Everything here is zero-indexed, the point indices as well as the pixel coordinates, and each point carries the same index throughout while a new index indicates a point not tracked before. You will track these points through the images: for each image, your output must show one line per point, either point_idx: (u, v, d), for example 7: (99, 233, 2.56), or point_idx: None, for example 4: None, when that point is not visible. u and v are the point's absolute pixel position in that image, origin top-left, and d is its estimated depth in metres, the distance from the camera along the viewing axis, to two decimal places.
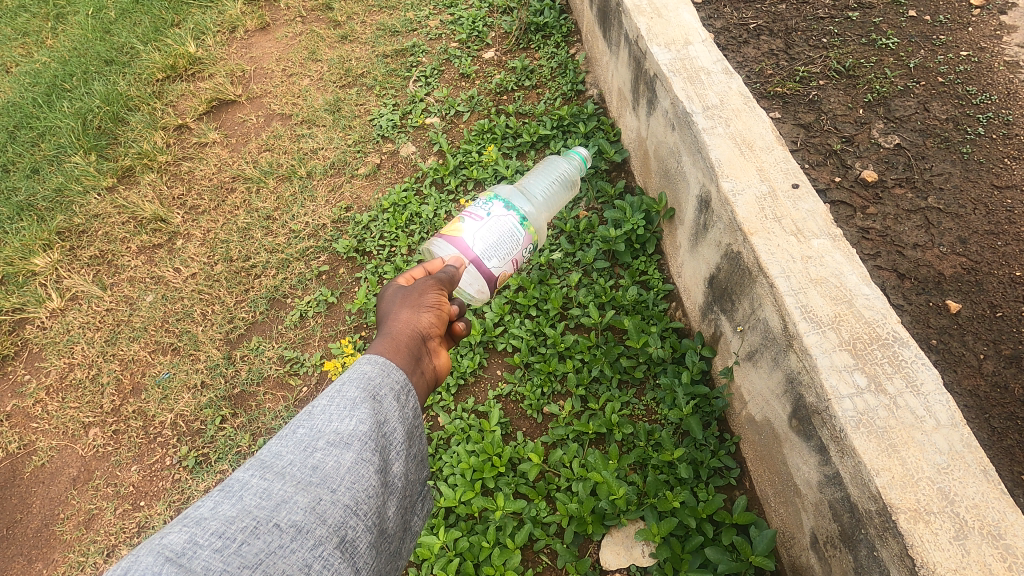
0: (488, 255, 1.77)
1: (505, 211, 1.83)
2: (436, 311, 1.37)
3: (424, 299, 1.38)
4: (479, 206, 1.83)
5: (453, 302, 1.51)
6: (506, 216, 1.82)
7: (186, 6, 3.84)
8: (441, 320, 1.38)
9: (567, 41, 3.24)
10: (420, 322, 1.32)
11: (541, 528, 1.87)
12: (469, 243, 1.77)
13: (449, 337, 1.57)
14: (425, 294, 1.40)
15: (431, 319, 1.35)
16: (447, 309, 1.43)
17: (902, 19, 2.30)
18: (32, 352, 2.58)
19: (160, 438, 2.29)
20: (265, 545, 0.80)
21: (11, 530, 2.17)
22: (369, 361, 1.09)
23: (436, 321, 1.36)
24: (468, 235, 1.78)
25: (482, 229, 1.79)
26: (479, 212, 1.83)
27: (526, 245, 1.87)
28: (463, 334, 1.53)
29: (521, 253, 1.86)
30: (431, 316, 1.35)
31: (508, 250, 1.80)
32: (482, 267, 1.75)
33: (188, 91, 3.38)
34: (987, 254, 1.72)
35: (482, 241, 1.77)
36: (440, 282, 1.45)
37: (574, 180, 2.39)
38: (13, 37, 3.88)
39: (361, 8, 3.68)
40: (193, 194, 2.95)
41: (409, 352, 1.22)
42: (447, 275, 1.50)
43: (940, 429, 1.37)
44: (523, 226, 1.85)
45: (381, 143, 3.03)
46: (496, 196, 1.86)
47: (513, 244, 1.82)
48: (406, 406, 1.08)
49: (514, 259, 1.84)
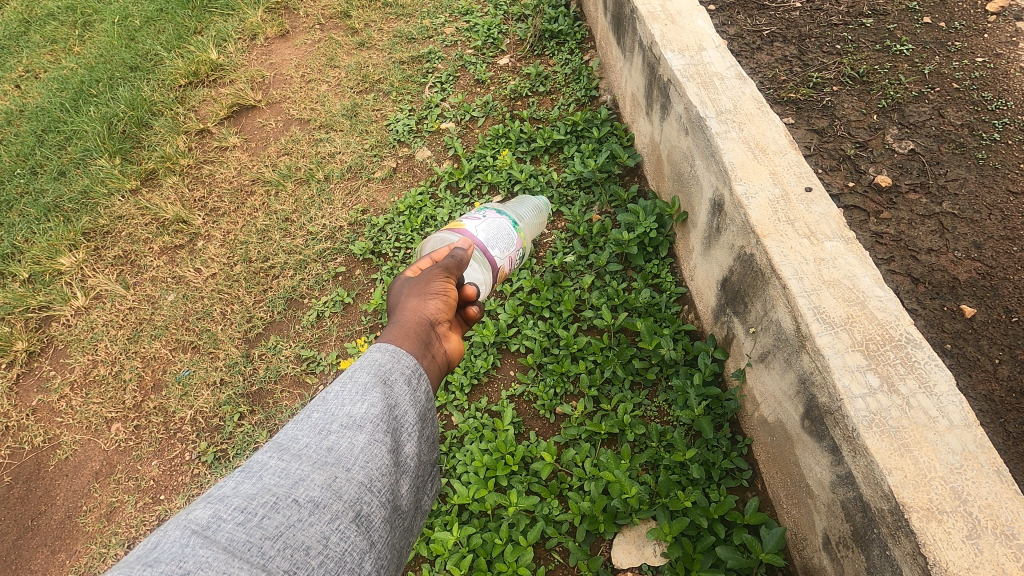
0: (491, 244, 1.81)
1: (498, 215, 1.89)
2: (443, 297, 1.40)
3: (430, 287, 1.42)
4: (472, 211, 1.88)
5: (462, 287, 1.53)
6: (499, 217, 1.88)
7: (208, 14, 3.93)
8: (449, 305, 1.41)
9: (581, 48, 3.28)
10: (428, 308, 1.35)
11: (552, 526, 1.89)
12: (473, 231, 1.80)
13: (462, 322, 1.60)
14: (432, 281, 1.43)
15: (439, 305, 1.38)
16: (455, 295, 1.46)
17: (917, 26, 2.31)
18: (57, 349, 2.64)
19: (181, 434, 2.34)
20: (284, 519, 0.83)
21: (36, 521, 2.22)
22: (380, 349, 1.12)
23: (444, 306, 1.40)
24: (471, 227, 1.81)
25: (482, 225, 1.83)
26: (474, 215, 1.88)
27: (519, 248, 1.92)
28: (478, 318, 1.57)
29: (515, 254, 1.91)
30: (438, 302, 1.38)
31: (507, 245, 1.84)
32: (488, 254, 1.79)
33: (210, 96, 3.46)
34: (1002, 259, 1.73)
35: (485, 233, 1.81)
36: (448, 268, 1.48)
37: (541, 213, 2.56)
38: (42, 45, 3.99)
39: (378, 16, 3.74)
40: (213, 197, 3.02)
41: (418, 338, 1.24)
42: (454, 260, 1.52)
43: (953, 430, 1.37)
44: (515, 229, 1.91)
45: (397, 148, 3.08)
46: (486, 206, 1.93)
47: (510, 240, 1.86)
48: (418, 390, 1.11)
49: (511, 257, 1.88)
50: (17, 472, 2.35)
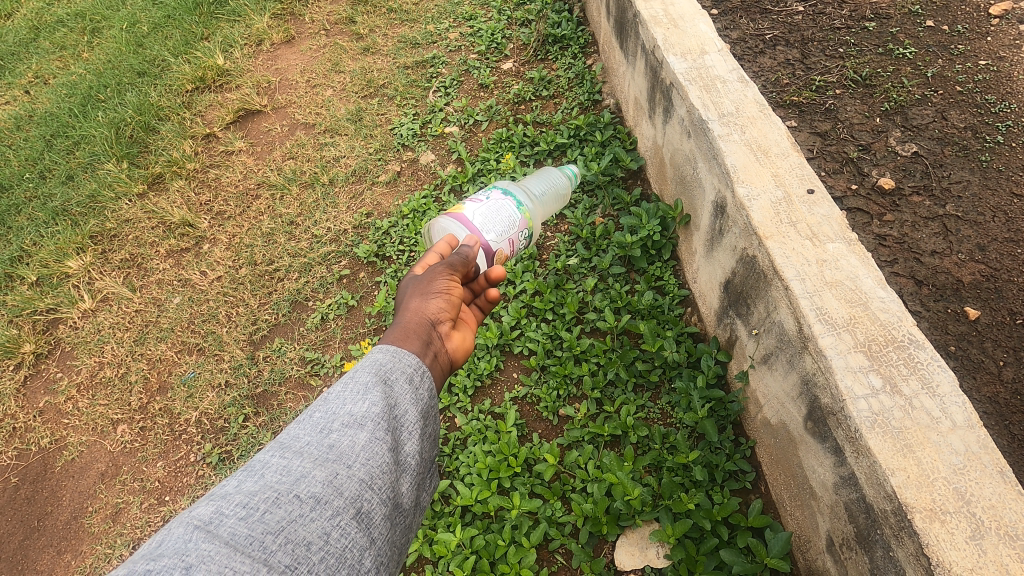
0: (487, 230, 1.80)
1: (503, 197, 1.89)
2: (445, 296, 1.41)
3: (433, 285, 1.42)
4: (478, 193, 1.90)
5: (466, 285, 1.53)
6: (503, 200, 1.88)
7: (215, 21, 3.97)
8: (451, 304, 1.41)
9: (584, 52, 3.31)
10: (429, 308, 1.36)
11: (556, 527, 1.88)
12: (470, 218, 1.81)
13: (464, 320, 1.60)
14: (435, 279, 1.43)
15: (440, 304, 1.38)
16: (458, 293, 1.46)
17: (920, 29, 2.32)
18: (64, 351, 2.67)
19: (185, 436, 2.35)
20: (286, 514, 0.84)
21: (43, 521, 2.23)
22: (382, 349, 1.13)
23: (446, 305, 1.40)
24: (470, 212, 1.82)
25: (482, 209, 1.84)
26: (479, 197, 1.89)
27: (524, 230, 1.91)
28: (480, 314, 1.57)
29: (517, 236, 1.89)
30: (440, 302, 1.38)
31: (507, 229, 1.83)
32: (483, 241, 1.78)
33: (216, 101, 3.50)
34: (1007, 261, 1.73)
35: (482, 218, 1.82)
36: (451, 266, 1.48)
37: (564, 194, 2.44)
38: (51, 51, 4.03)
39: (383, 21, 3.77)
40: (219, 201, 3.05)
41: (419, 338, 1.25)
42: (459, 258, 1.52)
43: (957, 430, 1.37)
44: (520, 210, 1.90)
45: (401, 151, 3.10)
46: (495, 185, 1.94)
47: (510, 223, 1.85)
48: (421, 388, 1.12)
49: (511, 241, 1.87)
50: (24, 473, 2.37)
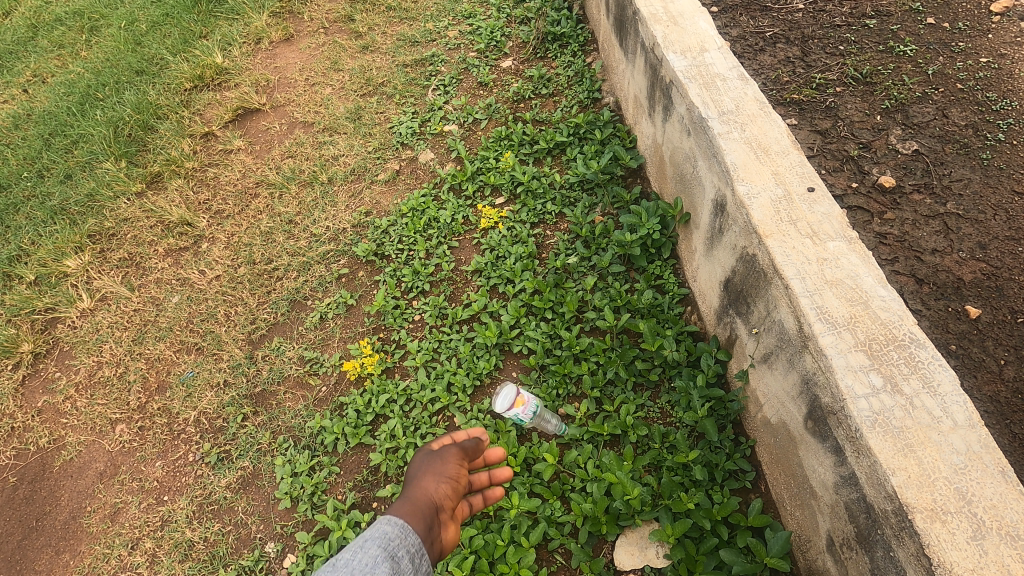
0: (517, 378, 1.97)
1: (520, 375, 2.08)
2: (454, 482, 1.52)
3: (444, 466, 1.53)
4: None
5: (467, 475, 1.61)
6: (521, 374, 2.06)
7: (213, 19, 3.96)
8: (457, 491, 1.52)
9: (584, 51, 3.30)
10: (436, 490, 1.47)
11: (555, 527, 1.88)
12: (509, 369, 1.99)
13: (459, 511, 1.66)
14: (447, 455, 1.55)
15: (447, 490, 1.49)
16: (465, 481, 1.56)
17: (920, 27, 2.30)
18: (63, 351, 2.66)
19: (184, 435, 2.35)
20: None
21: (41, 521, 2.23)
22: (390, 523, 1.31)
23: (453, 492, 1.51)
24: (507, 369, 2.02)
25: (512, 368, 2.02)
26: None
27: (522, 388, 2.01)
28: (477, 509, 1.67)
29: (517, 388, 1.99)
30: (448, 487, 1.50)
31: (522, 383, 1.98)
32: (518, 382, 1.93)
33: (215, 100, 3.49)
34: (1008, 260, 1.72)
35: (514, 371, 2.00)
36: (466, 448, 1.59)
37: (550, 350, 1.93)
38: (49, 50, 4.03)
39: (382, 20, 3.76)
40: (217, 199, 3.04)
41: (423, 518, 1.38)
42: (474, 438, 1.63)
43: (958, 430, 1.36)
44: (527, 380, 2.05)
45: (400, 150, 3.09)
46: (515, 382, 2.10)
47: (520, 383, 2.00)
48: (419, 566, 1.29)
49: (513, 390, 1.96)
50: (22, 472, 2.36)
